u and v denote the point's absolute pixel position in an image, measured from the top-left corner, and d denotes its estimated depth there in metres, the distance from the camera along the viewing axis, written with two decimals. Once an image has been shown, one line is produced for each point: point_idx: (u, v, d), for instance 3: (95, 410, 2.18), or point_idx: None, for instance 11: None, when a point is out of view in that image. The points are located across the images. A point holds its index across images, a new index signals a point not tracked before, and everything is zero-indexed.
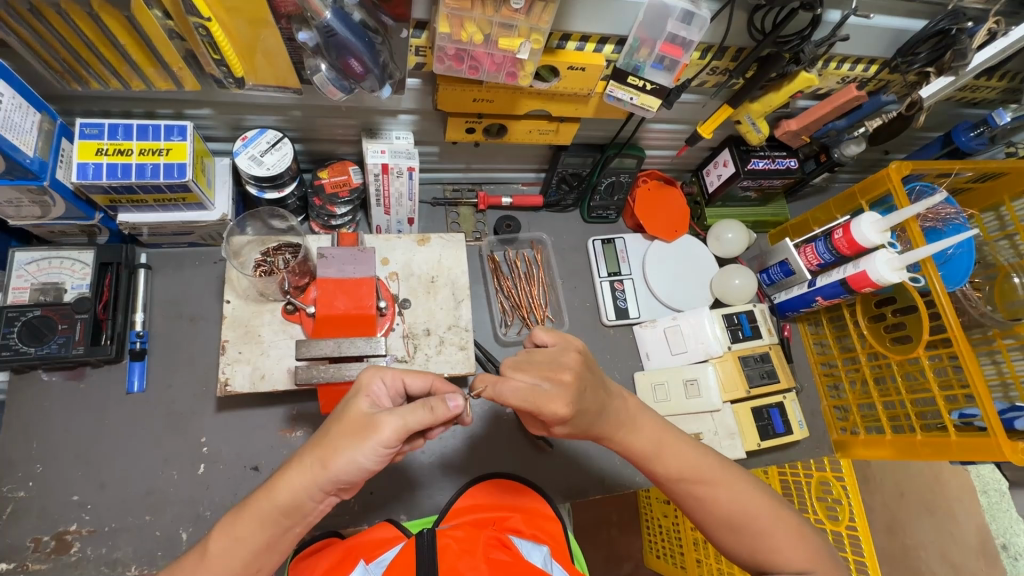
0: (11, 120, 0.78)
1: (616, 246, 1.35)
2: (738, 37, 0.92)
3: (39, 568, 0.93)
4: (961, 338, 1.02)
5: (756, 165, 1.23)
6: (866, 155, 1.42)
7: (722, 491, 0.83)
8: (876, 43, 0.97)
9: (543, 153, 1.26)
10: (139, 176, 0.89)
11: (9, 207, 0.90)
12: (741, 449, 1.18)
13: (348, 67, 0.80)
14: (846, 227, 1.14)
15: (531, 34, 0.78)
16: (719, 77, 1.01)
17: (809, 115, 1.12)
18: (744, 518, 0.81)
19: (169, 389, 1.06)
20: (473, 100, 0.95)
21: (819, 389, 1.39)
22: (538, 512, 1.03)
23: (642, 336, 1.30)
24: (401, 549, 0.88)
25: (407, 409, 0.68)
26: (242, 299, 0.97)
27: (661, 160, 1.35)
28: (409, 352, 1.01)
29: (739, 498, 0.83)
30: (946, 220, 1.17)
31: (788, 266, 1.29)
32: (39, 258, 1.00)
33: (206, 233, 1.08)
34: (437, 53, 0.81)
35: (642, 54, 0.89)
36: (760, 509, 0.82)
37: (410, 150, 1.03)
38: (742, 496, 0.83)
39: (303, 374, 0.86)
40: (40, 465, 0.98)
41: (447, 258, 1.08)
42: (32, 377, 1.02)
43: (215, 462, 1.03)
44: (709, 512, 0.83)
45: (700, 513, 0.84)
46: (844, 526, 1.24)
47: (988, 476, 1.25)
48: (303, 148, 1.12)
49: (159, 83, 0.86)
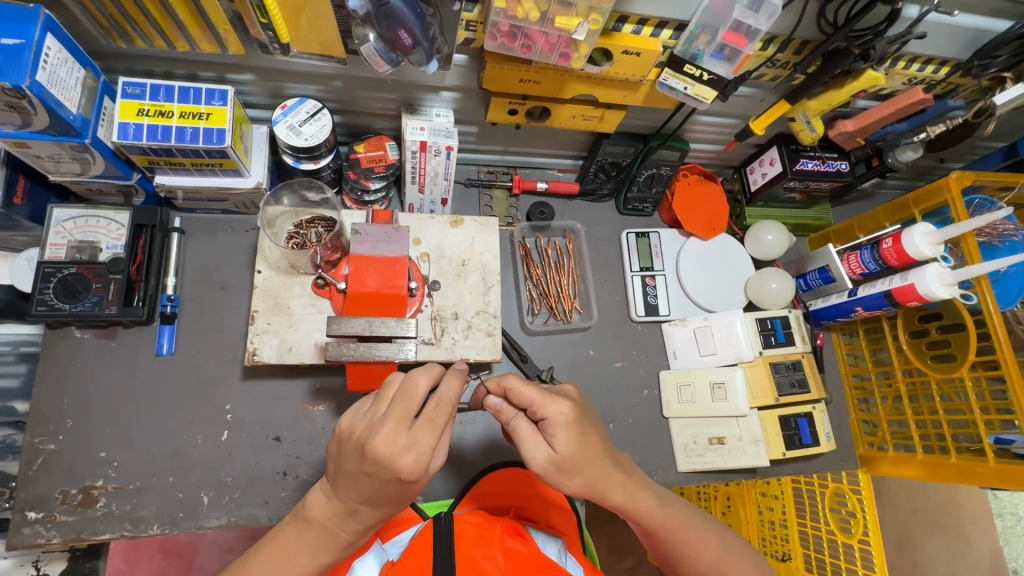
0: (58, 75, 0.77)
1: (650, 241, 1.32)
2: (806, 28, 0.87)
3: (66, 520, 0.96)
4: (1011, 360, 0.97)
5: (805, 166, 1.18)
6: (920, 162, 1.35)
7: (714, 538, 0.86)
8: (952, 43, 0.91)
9: (583, 139, 1.23)
10: (178, 140, 0.88)
11: (49, 162, 0.89)
12: (765, 457, 1.16)
13: (397, 38, 0.77)
14: (897, 236, 1.09)
15: (590, 13, 0.75)
16: (778, 70, 0.96)
17: (867, 117, 1.07)
18: (733, 562, 0.85)
19: (197, 353, 1.07)
20: (519, 81, 0.92)
21: (848, 401, 1.35)
22: (553, 505, 1.03)
23: (670, 334, 1.27)
24: (419, 530, 0.89)
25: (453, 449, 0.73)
26: (273, 270, 0.97)
27: (705, 154, 1.31)
28: (436, 334, 1.00)
29: (729, 543, 0.87)
30: (1002, 237, 1.11)
31: (828, 274, 1.24)
32: (77, 215, 1.00)
33: (241, 201, 1.07)
34: (490, 29, 0.78)
35: (702, 41, 0.86)
36: (743, 554, 0.86)
37: (450, 129, 1.00)
38: (729, 545, 0.86)
39: (333, 350, 0.85)
40: (71, 420, 1.00)
41: (479, 243, 1.06)
42: (65, 332, 1.03)
43: (238, 429, 1.04)
44: (699, 563, 0.84)
45: (688, 565, 0.85)
46: (856, 539, 1.29)
47: (1009, 499, 1.20)
48: (341, 119, 1.10)
49: (204, 45, 0.84)
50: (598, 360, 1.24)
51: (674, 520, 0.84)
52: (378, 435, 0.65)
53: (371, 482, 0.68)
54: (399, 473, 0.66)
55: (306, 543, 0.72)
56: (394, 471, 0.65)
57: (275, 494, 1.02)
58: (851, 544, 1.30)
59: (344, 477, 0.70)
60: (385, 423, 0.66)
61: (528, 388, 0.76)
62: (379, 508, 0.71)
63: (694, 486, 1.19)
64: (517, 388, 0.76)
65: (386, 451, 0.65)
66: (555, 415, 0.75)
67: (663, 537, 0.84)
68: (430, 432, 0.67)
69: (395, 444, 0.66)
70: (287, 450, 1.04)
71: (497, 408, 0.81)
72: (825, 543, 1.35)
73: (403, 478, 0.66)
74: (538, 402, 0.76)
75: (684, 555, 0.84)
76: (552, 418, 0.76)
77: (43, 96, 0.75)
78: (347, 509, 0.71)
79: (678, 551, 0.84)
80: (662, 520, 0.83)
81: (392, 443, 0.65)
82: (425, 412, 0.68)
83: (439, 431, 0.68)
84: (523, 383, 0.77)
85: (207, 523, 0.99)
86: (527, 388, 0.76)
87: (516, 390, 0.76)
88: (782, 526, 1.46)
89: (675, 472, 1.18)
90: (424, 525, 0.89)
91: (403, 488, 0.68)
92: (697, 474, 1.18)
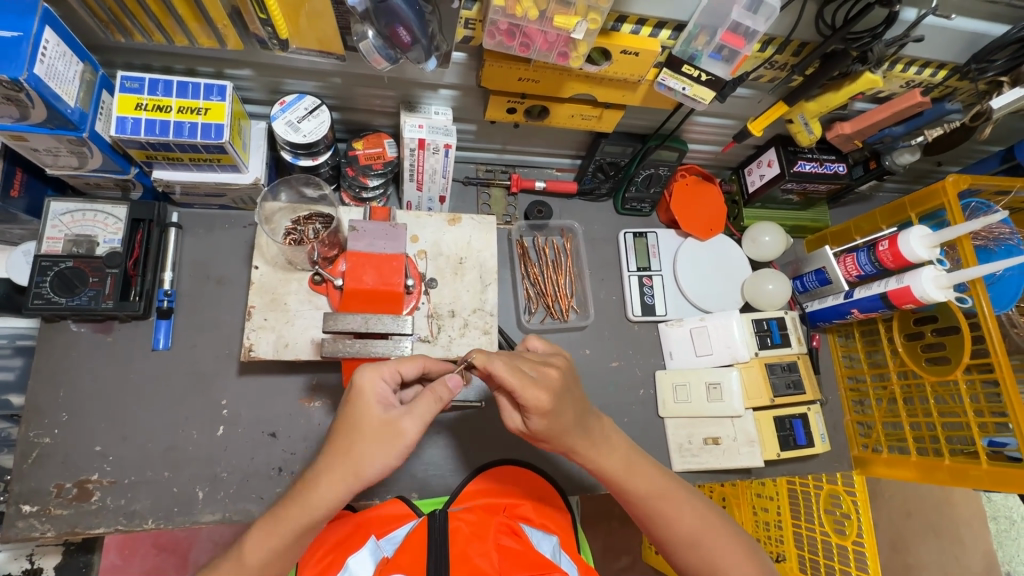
0: (56, 69, 0.77)
1: (648, 241, 1.32)
2: (805, 30, 0.87)
3: (61, 513, 0.96)
4: (1005, 364, 0.98)
5: (803, 168, 1.18)
6: (918, 165, 1.36)
7: (686, 506, 0.86)
8: (949, 47, 0.91)
9: (582, 139, 1.23)
10: (176, 134, 0.88)
11: (47, 155, 0.89)
12: (760, 458, 1.17)
13: (395, 35, 0.77)
14: (893, 239, 1.09)
15: (588, 13, 0.75)
16: (777, 71, 0.96)
17: (865, 119, 1.07)
18: (705, 530, 0.85)
19: (194, 349, 1.07)
20: (518, 79, 0.92)
21: (844, 403, 1.35)
22: (548, 502, 1.03)
23: (666, 334, 1.27)
24: (414, 527, 0.91)
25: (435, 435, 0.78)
26: (270, 266, 0.97)
27: (703, 154, 1.31)
28: (432, 332, 1.00)
29: (701, 511, 0.86)
30: (999, 240, 1.12)
31: (824, 276, 1.25)
32: (74, 209, 1.00)
33: (239, 197, 1.07)
34: (489, 27, 0.78)
35: (700, 42, 0.86)
36: (716, 522, 0.86)
37: (449, 126, 1.00)
38: (702, 513, 0.86)
39: (329, 347, 0.85)
40: (66, 414, 1.00)
41: (477, 241, 1.06)
42: (61, 326, 1.03)
43: (234, 425, 1.04)
44: (673, 531, 0.85)
45: (663, 532, 0.85)
46: (851, 541, 1.30)
47: (1000, 502, 1.30)
48: (339, 116, 1.10)
49: (203, 39, 0.84)
50: (594, 359, 1.24)
51: (646, 487, 0.85)
52: (368, 405, 0.73)
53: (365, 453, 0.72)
54: (387, 410, 0.73)
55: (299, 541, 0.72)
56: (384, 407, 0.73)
57: (271, 490, 1.02)
58: (845, 545, 1.32)
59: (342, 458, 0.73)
60: (387, 376, 0.77)
61: (511, 376, 0.72)
62: None
63: (689, 486, 1.19)
64: (501, 377, 0.73)
65: (382, 394, 0.74)
66: (536, 402, 0.73)
67: (634, 502, 0.85)
68: (426, 392, 0.75)
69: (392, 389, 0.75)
70: (283, 446, 1.04)
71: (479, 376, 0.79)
72: (820, 544, 1.37)
73: (389, 419, 0.73)
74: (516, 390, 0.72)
75: (657, 523, 0.85)
76: (531, 405, 0.73)
77: (40, 89, 0.75)
78: (340, 510, 0.71)
79: (651, 518, 0.85)
80: (631, 483, 0.84)
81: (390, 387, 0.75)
82: (402, 381, 0.76)
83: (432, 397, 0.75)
84: (505, 369, 0.72)
85: (202, 518, 0.99)
86: (507, 373, 0.73)
87: (501, 379, 0.73)
88: (777, 528, 1.47)
89: (670, 472, 1.18)
90: (419, 522, 0.90)
91: (385, 437, 0.73)
92: (692, 474, 1.19)
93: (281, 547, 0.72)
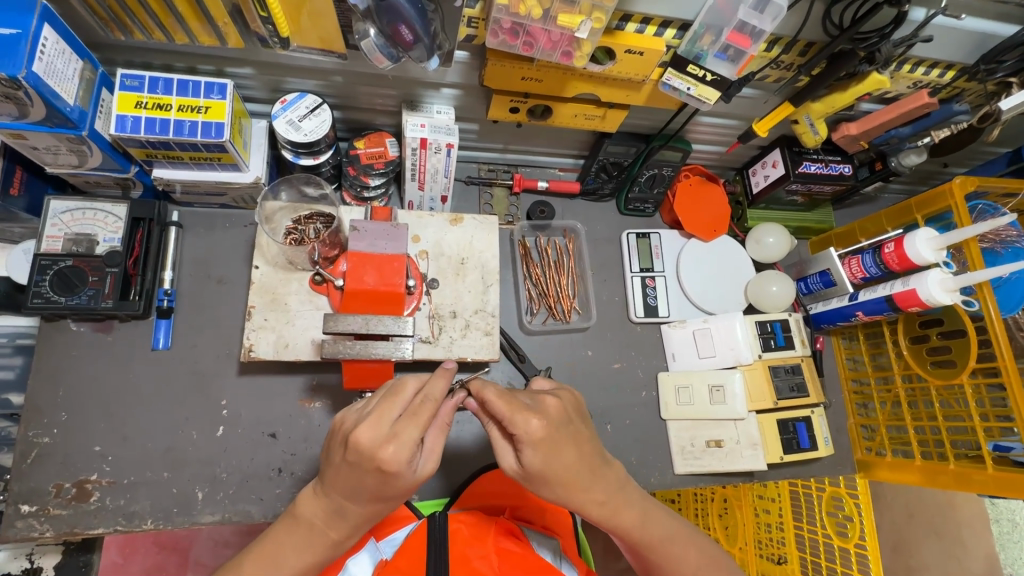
0: (55, 67, 0.76)
1: (651, 242, 1.31)
2: (812, 30, 0.86)
3: (60, 514, 0.95)
4: (1012, 368, 0.96)
5: (808, 169, 1.17)
6: (924, 167, 1.35)
7: (693, 551, 0.86)
8: (958, 47, 0.90)
9: (585, 139, 1.22)
10: (176, 133, 0.87)
11: (46, 154, 0.89)
12: (763, 461, 1.16)
13: (397, 34, 0.76)
14: (899, 241, 1.08)
15: (593, 12, 0.74)
16: (782, 71, 0.95)
17: (871, 120, 1.05)
18: (711, 574, 0.85)
19: (194, 349, 1.06)
20: (521, 79, 0.91)
21: (847, 406, 1.34)
22: (549, 504, 1.03)
23: (669, 335, 1.26)
24: (413, 529, 0.90)
25: (440, 452, 0.72)
26: (271, 266, 0.96)
27: (707, 155, 1.30)
28: (433, 333, 0.99)
29: (706, 552, 0.87)
30: (1006, 243, 1.10)
31: (829, 277, 1.24)
32: (74, 208, 0.99)
33: (240, 195, 1.06)
34: (492, 26, 0.77)
35: (706, 42, 0.85)
36: (720, 563, 0.87)
37: (451, 126, 0.99)
38: (707, 555, 0.86)
39: (329, 348, 0.85)
40: (66, 413, 0.99)
41: (478, 241, 1.06)
42: (61, 325, 1.03)
43: (234, 425, 1.04)
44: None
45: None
46: (853, 544, 1.30)
47: (1004, 506, 1.28)
48: (341, 115, 1.10)
49: (203, 37, 0.83)
50: (596, 361, 1.24)
51: (656, 537, 0.84)
52: (362, 425, 0.66)
53: (353, 477, 0.67)
54: (381, 463, 0.64)
55: (299, 545, 0.71)
56: (375, 462, 0.64)
57: (270, 491, 1.01)
58: (847, 548, 1.31)
59: (332, 473, 0.70)
60: (370, 416, 0.66)
61: (501, 402, 0.71)
62: (365, 496, 0.69)
63: (690, 488, 1.19)
64: (490, 401, 0.72)
65: (369, 441, 0.65)
66: (529, 431, 0.71)
67: (643, 552, 0.84)
68: (414, 426, 0.66)
69: (379, 433, 0.65)
70: (283, 447, 1.04)
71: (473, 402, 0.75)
72: (821, 547, 1.36)
73: (385, 470, 0.65)
74: (508, 419, 0.71)
75: (663, 570, 0.85)
76: (521, 436, 0.71)
77: (39, 87, 0.74)
78: (341, 513, 0.72)
79: (658, 566, 0.85)
80: (642, 535, 0.83)
81: (377, 432, 0.65)
82: (411, 408, 0.67)
83: (423, 427, 0.66)
84: (497, 395, 0.72)
85: (201, 518, 0.99)
86: (501, 400, 0.72)
87: (489, 402, 0.72)
88: (778, 530, 1.46)
89: (672, 475, 1.18)
90: (418, 525, 0.89)
91: (386, 481, 0.67)
92: (694, 477, 1.18)
93: (284, 549, 0.72)
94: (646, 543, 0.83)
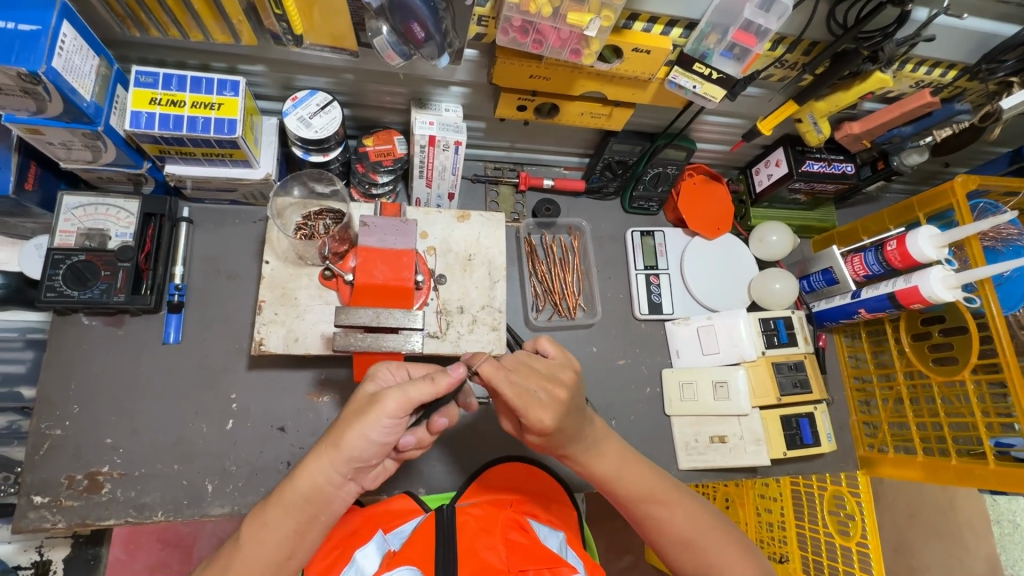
0: (73, 63, 0.78)
1: (655, 239, 1.32)
2: (816, 29, 0.87)
3: (72, 505, 0.96)
4: (1013, 364, 0.98)
5: (811, 167, 1.18)
6: (925, 166, 1.36)
7: (680, 511, 0.87)
8: (960, 47, 0.91)
9: (591, 137, 1.23)
10: (190, 129, 0.88)
11: (61, 149, 0.90)
12: (766, 457, 1.17)
13: (410, 31, 0.77)
14: (901, 239, 1.09)
15: (602, 10, 0.75)
16: (787, 71, 0.97)
17: (874, 119, 1.07)
18: (701, 536, 0.86)
19: (204, 343, 1.07)
20: (530, 77, 0.92)
21: (850, 403, 1.35)
22: (555, 499, 1.04)
23: (673, 332, 1.27)
24: (421, 522, 0.91)
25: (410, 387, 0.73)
26: (281, 261, 0.97)
27: (711, 154, 1.32)
28: (441, 328, 1.00)
29: (695, 516, 0.88)
30: (1007, 241, 1.12)
31: (832, 275, 1.25)
32: (87, 203, 1.01)
33: (250, 192, 1.08)
34: (503, 24, 0.78)
35: (711, 40, 0.86)
36: (713, 526, 0.88)
37: (459, 124, 1.01)
38: (697, 516, 0.88)
39: (340, 341, 0.86)
40: (77, 406, 1.01)
41: (485, 237, 1.07)
42: (73, 319, 1.04)
43: (243, 419, 1.05)
44: (667, 534, 0.86)
45: (658, 535, 0.87)
46: (855, 542, 1.29)
47: (1005, 506, 1.26)
48: (351, 113, 1.11)
49: (218, 35, 0.85)
50: (601, 357, 1.25)
51: (636, 491, 0.87)
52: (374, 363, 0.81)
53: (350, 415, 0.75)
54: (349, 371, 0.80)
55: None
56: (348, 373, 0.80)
57: (280, 484, 1.02)
58: (849, 547, 1.31)
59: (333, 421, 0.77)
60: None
61: (500, 374, 0.75)
62: None
63: (694, 484, 1.19)
64: (506, 396, 0.74)
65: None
66: (541, 425, 0.74)
67: (626, 505, 0.87)
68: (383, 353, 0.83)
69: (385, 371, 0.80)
70: (291, 441, 1.05)
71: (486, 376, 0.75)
72: (823, 545, 1.36)
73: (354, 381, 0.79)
74: (526, 408, 0.74)
75: (650, 527, 0.87)
76: (534, 425, 0.74)
77: (58, 82, 0.76)
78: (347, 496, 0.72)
79: (644, 522, 0.87)
80: (619, 488, 0.86)
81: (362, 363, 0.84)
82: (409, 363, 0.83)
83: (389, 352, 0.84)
84: (514, 391, 0.74)
85: (211, 511, 1.00)
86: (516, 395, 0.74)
87: (505, 398, 0.74)
88: (780, 528, 1.47)
89: (676, 470, 1.19)
90: (426, 518, 0.90)
91: (351, 396, 0.77)
92: (698, 472, 1.19)
93: (301, 535, 0.74)
94: (628, 495, 0.86)
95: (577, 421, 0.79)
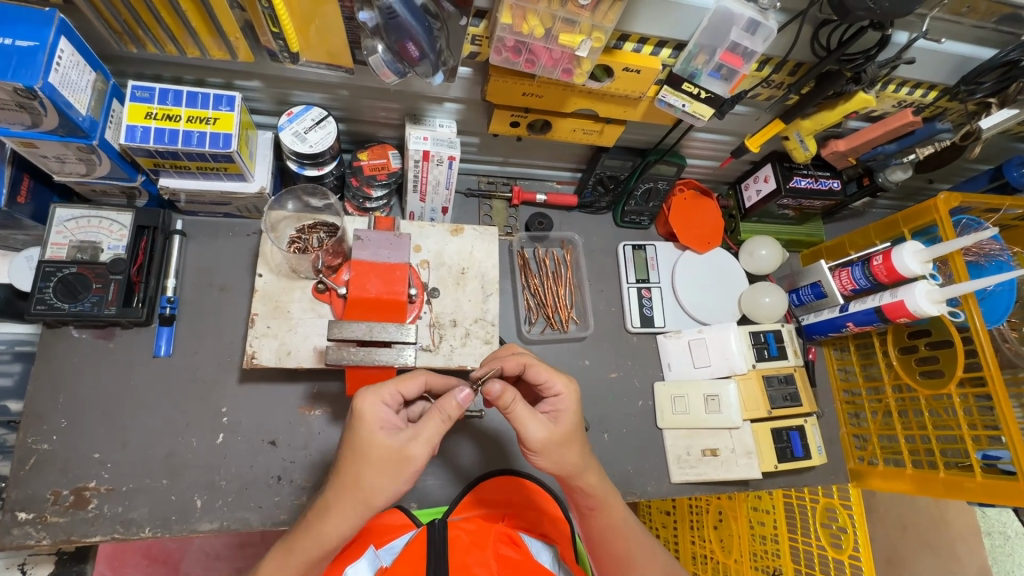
0: (69, 77, 0.78)
1: (646, 253, 1.34)
2: (801, 51, 0.90)
3: (57, 521, 0.95)
4: (997, 377, 0.99)
5: (799, 183, 1.20)
6: (909, 183, 1.40)
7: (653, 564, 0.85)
8: (939, 69, 0.94)
9: (583, 153, 1.25)
10: (185, 143, 0.89)
11: (55, 162, 0.90)
12: (758, 470, 1.17)
13: (405, 50, 0.78)
14: (886, 254, 1.11)
15: (593, 31, 0.77)
16: (773, 90, 0.99)
17: (859, 137, 1.09)
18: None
19: (195, 356, 1.07)
20: (523, 94, 0.94)
21: (840, 415, 1.36)
22: (548, 513, 1.03)
23: (664, 345, 1.28)
24: (413, 537, 0.90)
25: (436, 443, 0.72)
26: (274, 274, 0.98)
27: (701, 170, 1.34)
28: (434, 341, 1.00)
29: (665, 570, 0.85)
30: (989, 256, 1.14)
31: (820, 289, 1.26)
32: (79, 216, 1.01)
33: (244, 205, 1.08)
34: (496, 44, 0.80)
35: (699, 61, 0.88)
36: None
37: (452, 139, 1.02)
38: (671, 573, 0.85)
39: (333, 354, 0.86)
40: (65, 419, 0.99)
41: (479, 251, 1.08)
42: (63, 332, 1.03)
43: (234, 432, 1.04)
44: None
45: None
46: (847, 555, 1.28)
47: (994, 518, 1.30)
48: (346, 128, 1.12)
49: (215, 51, 0.86)
50: (593, 370, 1.25)
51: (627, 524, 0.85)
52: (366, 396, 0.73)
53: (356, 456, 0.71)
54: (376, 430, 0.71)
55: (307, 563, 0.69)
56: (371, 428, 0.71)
57: (270, 498, 1.01)
58: (842, 560, 1.30)
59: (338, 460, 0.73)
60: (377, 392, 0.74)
61: (546, 366, 0.82)
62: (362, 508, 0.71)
63: (687, 497, 1.19)
64: (528, 360, 0.83)
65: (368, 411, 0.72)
66: (561, 390, 0.82)
67: (608, 540, 0.85)
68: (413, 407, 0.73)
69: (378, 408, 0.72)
70: (282, 455, 1.04)
71: (496, 395, 0.75)
72: (816, 558, 1.34)
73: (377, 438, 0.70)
74: (524, 422, 0.77)
75: (625, 565, 0.84)
76: (562, 395, 0.81)
77: (54, 97, 0.76)
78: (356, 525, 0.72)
79: (619, 559, 0.84)
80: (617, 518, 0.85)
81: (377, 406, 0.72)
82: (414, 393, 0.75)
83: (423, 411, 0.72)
84: (542, 360, 0.83)
85: (200, 526, 0.98)
86: (543, 365, 0.83)
87: (528, 361, 0.83)
88: (773, 542, 1.44)
89: (667, 483, 1.19)
90: (418, 532, 0.89)
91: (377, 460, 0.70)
92: (689, 485, 1.19)
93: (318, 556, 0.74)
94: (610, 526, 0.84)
95: (579, 449, 0.80)
